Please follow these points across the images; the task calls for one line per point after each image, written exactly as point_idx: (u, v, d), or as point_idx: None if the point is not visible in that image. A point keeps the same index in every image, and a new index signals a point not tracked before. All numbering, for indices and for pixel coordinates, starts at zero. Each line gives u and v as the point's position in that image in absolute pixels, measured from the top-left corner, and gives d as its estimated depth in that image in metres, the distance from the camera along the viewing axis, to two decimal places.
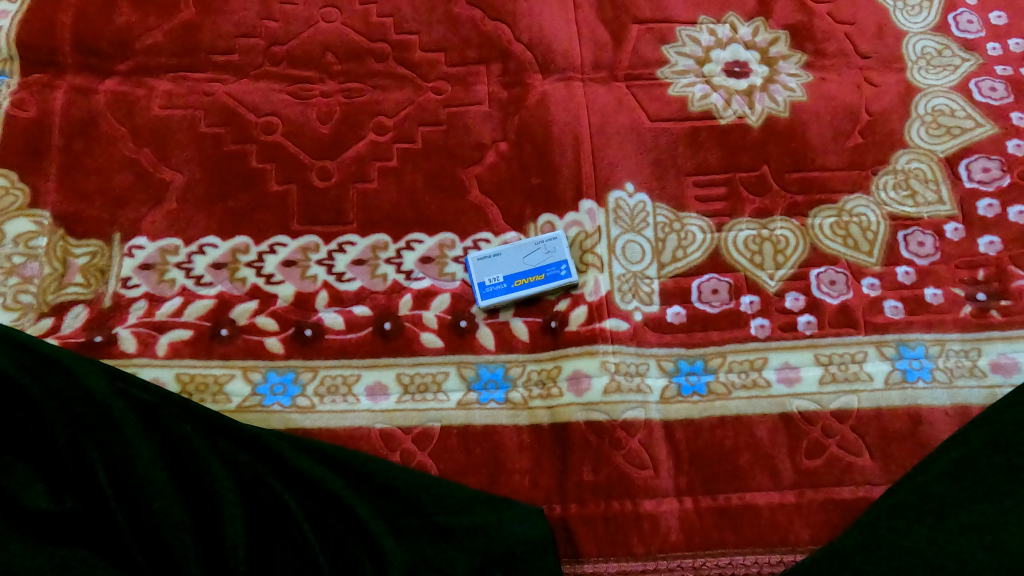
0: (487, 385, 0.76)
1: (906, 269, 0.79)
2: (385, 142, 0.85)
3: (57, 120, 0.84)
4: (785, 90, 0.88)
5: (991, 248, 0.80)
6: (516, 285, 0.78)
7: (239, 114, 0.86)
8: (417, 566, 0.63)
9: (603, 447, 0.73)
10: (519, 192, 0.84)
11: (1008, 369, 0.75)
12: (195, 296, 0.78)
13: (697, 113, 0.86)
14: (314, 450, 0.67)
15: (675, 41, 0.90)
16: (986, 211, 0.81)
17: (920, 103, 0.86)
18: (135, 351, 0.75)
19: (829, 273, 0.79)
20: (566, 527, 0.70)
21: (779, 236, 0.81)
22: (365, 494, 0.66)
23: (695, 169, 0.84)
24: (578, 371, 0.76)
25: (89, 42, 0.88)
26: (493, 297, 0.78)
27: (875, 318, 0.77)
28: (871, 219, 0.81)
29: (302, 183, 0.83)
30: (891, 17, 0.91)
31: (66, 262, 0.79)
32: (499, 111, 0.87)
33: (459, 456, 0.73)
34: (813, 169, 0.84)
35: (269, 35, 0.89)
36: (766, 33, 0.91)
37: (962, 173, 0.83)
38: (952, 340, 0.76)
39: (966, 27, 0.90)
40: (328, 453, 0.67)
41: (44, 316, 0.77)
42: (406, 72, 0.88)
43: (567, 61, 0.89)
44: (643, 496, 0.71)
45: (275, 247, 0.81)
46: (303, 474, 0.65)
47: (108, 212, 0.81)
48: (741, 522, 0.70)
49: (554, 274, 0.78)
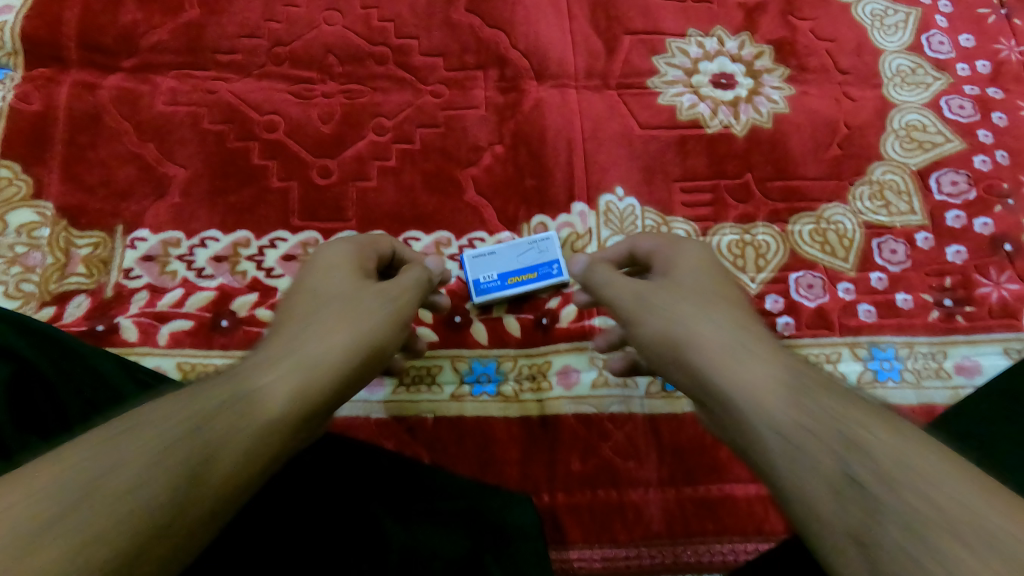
0: (480, 378, 0.79)
1: (879, 275, 0.84)
2: (385, 142, 0.88)
3: (61, 114, 0.86)
4: (769, 103, 0.92)
5: (957, 257, 0.84)
6: (511, 282, 0.80)
7: (243, 112, 0.88)
8: (417, 550, 0.61)
9: (591, 439, 0.76)
10: (514, 194, 0.87)
11: (971, 371, 0.79)
12: (196, 288, 0.81)
13: (684, 123, 0.90)
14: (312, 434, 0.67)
15: (665, 52, 0.94)
16: (954, 222, 0.86)
17: (894, 118, 0.91)
18: (136, 340, 0.77)
19: (807, 277, 0.83)
20: (555, 516, 0.73)
21: (760, 241, 0.85)
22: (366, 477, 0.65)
23: (682, 176, 0.88)
24: (567, 367, 0.79)
25: (94, 38, 0.89)
26: (487, 294, 0.80)
27: (849, 320, 0.81)
28: (848, 227, 0.86)
29: (303, 180, 0.85)
30: (870, 36, 0.95)
31: (68, 252, 0.81)
32: (496, 115, 0.90)
33: (451, 446, 0.76)
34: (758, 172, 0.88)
35: (271, 36, 0.91)
36: (751, 47, 0.95)
37: (932, 185, 0.88)
38: (921, 343, 0.80)
39: (938, 47, 0.95)
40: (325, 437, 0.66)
41: (46, 305, 0.78)
42: (406, 76, 0.91)
43: (562, 69, 0.92)
44: (627, 486, 0.75)
45: (274, 242, 0.83)
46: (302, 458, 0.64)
47: (111, 205, 0.83)
48: (720, 512, 0.74)
49: (546, 273, 0.81)
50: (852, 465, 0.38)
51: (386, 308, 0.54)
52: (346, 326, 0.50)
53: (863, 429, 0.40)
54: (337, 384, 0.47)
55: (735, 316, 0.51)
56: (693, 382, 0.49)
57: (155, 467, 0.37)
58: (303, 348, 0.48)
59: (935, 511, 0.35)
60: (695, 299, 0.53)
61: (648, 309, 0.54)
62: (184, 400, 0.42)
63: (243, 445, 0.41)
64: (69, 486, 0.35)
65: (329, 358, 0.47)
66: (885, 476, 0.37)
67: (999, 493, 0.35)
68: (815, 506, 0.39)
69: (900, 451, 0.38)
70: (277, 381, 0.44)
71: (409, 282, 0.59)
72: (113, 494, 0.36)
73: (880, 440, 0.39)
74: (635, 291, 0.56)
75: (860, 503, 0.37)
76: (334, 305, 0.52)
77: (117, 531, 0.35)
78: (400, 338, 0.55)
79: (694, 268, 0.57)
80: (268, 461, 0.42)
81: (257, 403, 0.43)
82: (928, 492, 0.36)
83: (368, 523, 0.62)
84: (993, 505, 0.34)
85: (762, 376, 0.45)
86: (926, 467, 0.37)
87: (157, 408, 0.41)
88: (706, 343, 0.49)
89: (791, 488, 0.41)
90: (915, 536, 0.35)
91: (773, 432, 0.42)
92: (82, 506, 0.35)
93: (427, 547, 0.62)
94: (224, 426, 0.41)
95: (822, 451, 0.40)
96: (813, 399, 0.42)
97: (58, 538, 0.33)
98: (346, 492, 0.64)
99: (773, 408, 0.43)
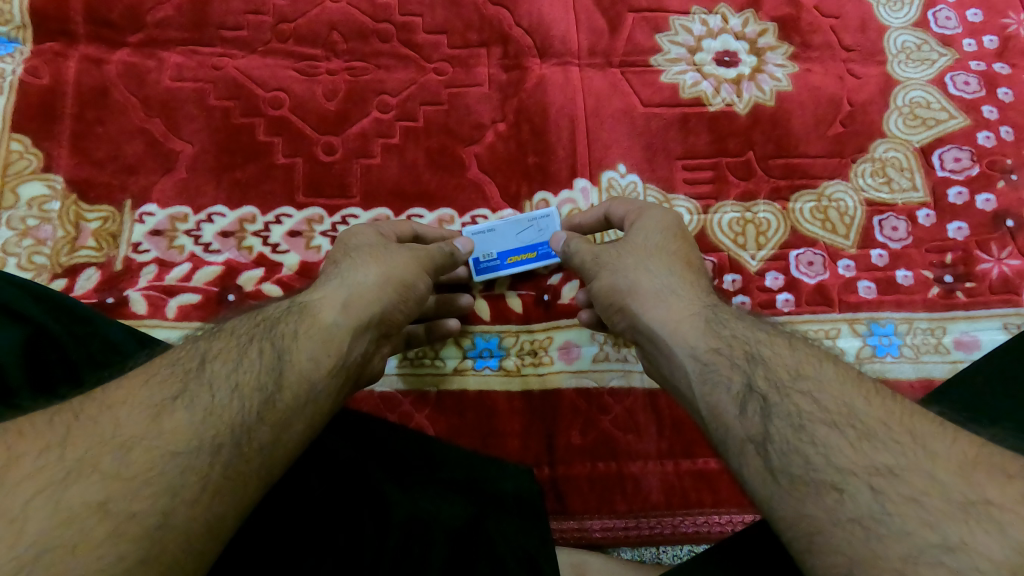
0: (483, 353, 0.80)
1: (880, 252, 0.84)
2: (388, 119, 0.88)
3: (70, 88, 0.87)
4: (772, 80, 0.92)
5: (959, 234, 0.85)
6: (511, 261, 0.81)
7: (249, 89, 0.89)
8: (417, 517, 0.62)
9: (591, 413, 0.77)
10: (517, 171, 0.87)
11: (970, 346, 0.80)
12: (203, 262, 0.82)
13: (687, 100, 0.90)
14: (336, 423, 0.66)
15: (668, 29, 0.94)
16: (956, 199, 0.86)
17: (898, 95, 0.91)
18: (146, 313, 0.79)
19: (807, 254, 0.84)
20: (555, 486, 0.75)
21: (761, 218, 0.85)
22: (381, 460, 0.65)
23: (684, 153, 0.88)
24: (568, 342, 0.80)
25: (101, 13, 0.90)
26: (487, 273, 0.80)
27: (849, 297, 0.82)
28: (849, 205, 0.86)
29: (308, 156, 0.86)
30: (875, 12, 0.95)
31: (78, 226, 0.82)
32: (499, 92, 0.90)
33: (452, 418, 0.77)
34: (762, 152, 0.88)
35: (276, 12, 0.92)
36: (755, 24, 0.94)
37: (935, 162, 0.88)
38: (920, 319, 0.81)
39: (944, 24, 0.94)
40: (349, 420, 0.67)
41: (58, 277, 0.80)
42: (409, 53, 0.91)
43: (565, 46, 0.92)
44: (627, 459, 0.76)
45: (280, 218, 0.84)
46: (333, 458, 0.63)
47: (120, 179, 0.85)
48: (717, 484, 0.75)
49: (546, 253, 0.80)
50: (752, 378, 0.51)
51: (414, 260, 0.67)
52: (380, 267, 0.64)
53: (764, 350, 0.53)
54: (382, 310, 0.62)
55: (675, 267, 0.63)
56: (635, 327, 0.62)
57: (251, 365, 0.52)
58: (351, 280, 0.62)
59: (816, 406, 0.47)
60: (649, 252, 0.65)
61: (602, 267, 0.66)
62: (259, 325, 0.56)
63: (311, 353, 0.54)
64: (187, 382, 0.49)
65: (380, 282, 0.62)
66: (777, 384, 0.50)
67: (866, 387, 0.48)
68: (728, 421, 0.51)
69: (793, 364, 0.51)
70: (330, 301, 0.59)
71: (435, 250, 0.70)
72: (228, 384, 0.49)
73: (775, 357, 0.52)
74: (596, 252, 0.68)
75: (759, 406, 0.49)
76: (367, 253, 0.66)
77: (232, 410, 0.48)
78: (425, 282, 0.67)
79: (653, 222, 0.68)
80: (332, 363, 0.55)
81: (318, 321, 0.57)
82: (812, 390, 0.48)
83: (369, 491, 0.62)
84: (862, 397, 0.47)
85: (685, 313, 0.58)
86: (809, 372, 0.50)
87: (241, 332, 0.55)
88: (645, 291, 0.61)
89: (709, 406, 0.53)
90: (799, 427, 0.47)
91: (692, 359, 0.55)
92: (195, 399, 0.48)
93: (423, 511, 0.62)
94: (297, 331, 0.56)
95: (732, 372, 0.52)
96: (725, 329, 0.56)
97: (198, 412, 0.47)
98: (346, 462, 0.64)
99: (695, 342, 0.56)
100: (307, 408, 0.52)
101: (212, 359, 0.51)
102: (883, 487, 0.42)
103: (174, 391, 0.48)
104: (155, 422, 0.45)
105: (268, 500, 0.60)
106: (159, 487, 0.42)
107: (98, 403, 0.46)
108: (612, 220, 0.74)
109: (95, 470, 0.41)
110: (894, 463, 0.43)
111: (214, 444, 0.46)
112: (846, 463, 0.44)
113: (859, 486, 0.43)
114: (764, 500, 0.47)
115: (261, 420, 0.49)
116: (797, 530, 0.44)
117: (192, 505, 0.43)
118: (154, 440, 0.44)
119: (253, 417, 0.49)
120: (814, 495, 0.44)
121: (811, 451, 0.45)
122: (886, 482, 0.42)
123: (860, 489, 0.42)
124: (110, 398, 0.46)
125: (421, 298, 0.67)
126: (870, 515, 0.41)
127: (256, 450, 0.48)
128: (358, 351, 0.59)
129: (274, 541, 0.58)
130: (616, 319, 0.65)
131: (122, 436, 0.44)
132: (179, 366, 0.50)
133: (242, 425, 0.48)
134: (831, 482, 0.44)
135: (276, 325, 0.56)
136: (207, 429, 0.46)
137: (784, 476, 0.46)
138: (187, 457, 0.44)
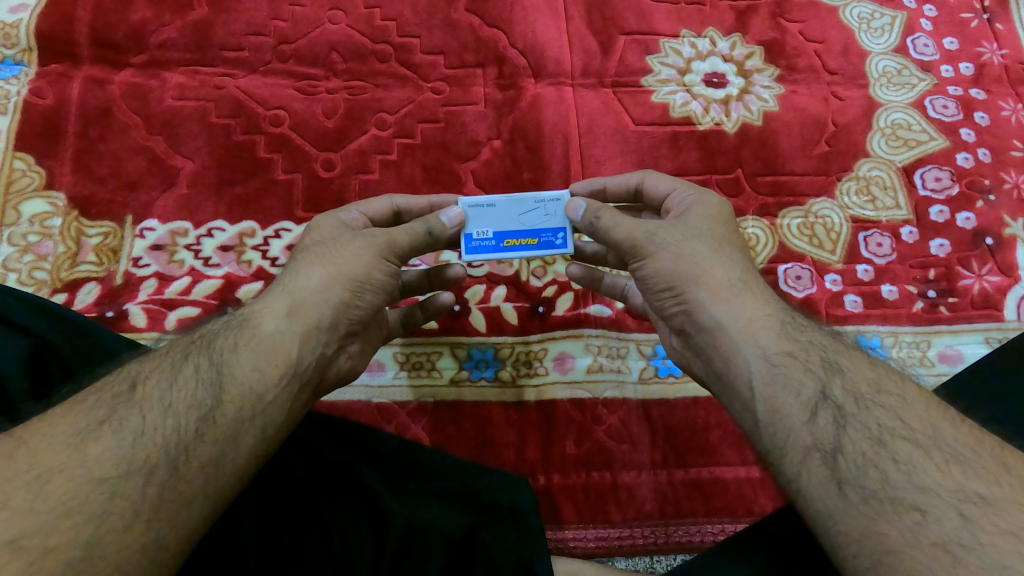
0: (479, 364, 0.81)
1: (865, 267, 0.86)
2: (386, 136, 0.90)
3: (74, 108, 0.89)
4: (759, 101, 0.95)
5: (941, 250, 0.87)
6: (507, 245, 0.69)
7: (250, 107, 0.90)
8: (416, 526, 0.62)
9: (585, 423, 0.79)
10: (512, 187, 0.89)
11: (953, 360, 0.82)
12: (203, 276, 0.83)
13: (678, 120, 0.93)
14: (333, 427, 0.68)
15: (658, 52, 0.97)
16: (938, 217, 0.89)
17: (880, 116, 0.94)
18: (145, 326, 0.80)
19: (795, 268, 0.86)
20: (550, 496, 0.76)
21: (750, 234, 0.87)
22: (376, 466, 0.66)
23: (675, 170, 0.91)
24: (563, 353, 0.82)
25: (106, 35, 0.92)
26: (478, 253, 0.68)
27: (836, 310, 0.84)
28: (835, 221, 0.89)
29: (307, 172, 0.88)
30: (857, 38, 0.99)
31: (79, 241, 0.83)
32: (494, 111, 0.93)
33: (449, 429, 0.78)
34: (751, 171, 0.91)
35: (277, 34, 0.94)
36: (743, 48, 0.98)
37: (917, 181, 0.91)
38: (905, 332, 0.83)
39: (922, 50, 0.98)
40: (345, 432, 0.68)
41: (58, 291, 0.81)
42: (408, 73, 0.94)
43: (559, 67, 0.95)
44: (621, 469, 0.77)
45: (279, 233, 0.86)
46: (325, 458, 0.65)
47: (121, 196, 0.86)
48: (709, 493, 0.77)
49: (549, 241, 0.69)
50: (827, 385, 0.52)
51: (370, 248, 0.62)
52: (327, 266, 0.61)
53: (842, 360, 0.54)
54: (332, 313, 0.59)
55: (740, 260, 0.61)
56: (689, 316, 0.60)
57: (189, 384, 0.52)
58: (294, 283, 0.60)
59: (899, 423, 0.48)
60: (704, 239, 0.62)
61: (659, 245, 0.61)
62: (195, 342, 0.56)
63: (252, 363, 0.54)
64: (119, 406, 0.49)
65: (331, 287, 0.60)
66: (855, 395, 0.51)
67: (951, 415, 0.49)
68: (792, 425, 0.51)
69: (872, 379, 0.52)
70: (271, 309, 0.58)
71: (401, 232, 0.64)
72: (161, 404, 0.50)
73: (853, 369, 0.53)
74: (648, 228, 0.62)
75: (832, 414, 0.50)
76: (318, 251, 0.62)
77: (168, 432, 0.49)
78: (385, 270, 0.63)
79: (702, 213, 0.64)
80: (276, 372, 0.54)
81: (260, 331, 0.56)
82: (892, 405, 0.50)
83: (360, 493, 0.63)
84: (948, 423, 0.48)
85: (759, 313, 0.57)
86: (891, 388, 0.51)
87: (176, 350, 0.55)
88: (713, 280, 0.59)
89: (769, 405, 0.53)
90: (877, 441, 0.48)
91: (762, 359, 0.54)
92: (124, 422, 0.48)
93: (421, 519, 0.62)
94: (235, 345, 0.55)
95: (805, 376, 0.52)
96: (802, 334, 0.56)
97: (128, 436, 0.47)
98: (335, 467, 0.64)
99: (765, 342, 0.55)
100: (255, 419, 0.52)
101: (144, 382, 0.52)
102: (972, 515, 0.43)
103: (100, 417, 0.48)
104: (78, 449, 0.46)
105: (258, 491, 0.61)
106: (80, 518, 0.43)
107: (16, 438, 0.46)
108: (645, 193, 0.72)
109: (4, 508, 0.42)
110: (986, 493, 0.44)
111: (146, 465, 0.46)
112: (932, 486, 0.44)
113: (948, 512, 0.43)
114: (822, 511, 0.47)
115: (199, 437, 0.49)
116: (866, 548, 0.44)
117: (123, 533, 0.44)
118: (73, 470, 0.45)
119: (192, 435, 0.49)
120: (892, 514, 0.44)
121: (892, 468, 0.46)
122: (978, 511, 0.43)
123: (947, 513, 0.43)
124: (30, 433, 0.46)
125: (384, 288, 0.64)
126: (957, 542, 0.42)
127: (196, 468, 0.48)
128: (314, 352, 0.58)
129: (262, 528, 0.59)
130: (667, 302, 0.62)
131: (37, 468, 0.44)
132: (114, 389, 0.51)
133: (179, 445, 0.48)
134: (913, 503, 0.44)
135: (212, 340, 0.55)
136: (135, 451, 0.47)
137: (854, 491, 0.46)
138: (113, 484, 0.45)
